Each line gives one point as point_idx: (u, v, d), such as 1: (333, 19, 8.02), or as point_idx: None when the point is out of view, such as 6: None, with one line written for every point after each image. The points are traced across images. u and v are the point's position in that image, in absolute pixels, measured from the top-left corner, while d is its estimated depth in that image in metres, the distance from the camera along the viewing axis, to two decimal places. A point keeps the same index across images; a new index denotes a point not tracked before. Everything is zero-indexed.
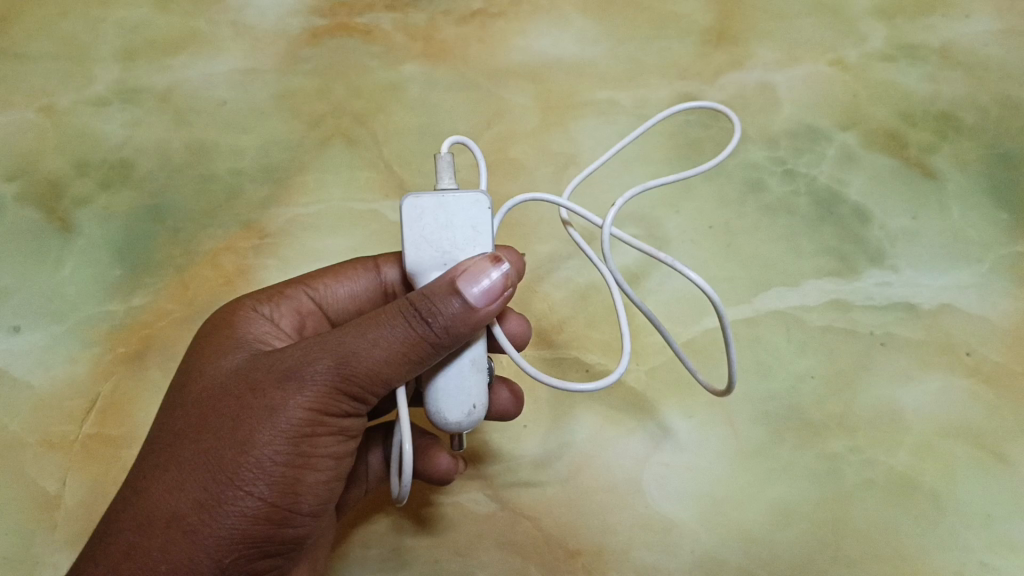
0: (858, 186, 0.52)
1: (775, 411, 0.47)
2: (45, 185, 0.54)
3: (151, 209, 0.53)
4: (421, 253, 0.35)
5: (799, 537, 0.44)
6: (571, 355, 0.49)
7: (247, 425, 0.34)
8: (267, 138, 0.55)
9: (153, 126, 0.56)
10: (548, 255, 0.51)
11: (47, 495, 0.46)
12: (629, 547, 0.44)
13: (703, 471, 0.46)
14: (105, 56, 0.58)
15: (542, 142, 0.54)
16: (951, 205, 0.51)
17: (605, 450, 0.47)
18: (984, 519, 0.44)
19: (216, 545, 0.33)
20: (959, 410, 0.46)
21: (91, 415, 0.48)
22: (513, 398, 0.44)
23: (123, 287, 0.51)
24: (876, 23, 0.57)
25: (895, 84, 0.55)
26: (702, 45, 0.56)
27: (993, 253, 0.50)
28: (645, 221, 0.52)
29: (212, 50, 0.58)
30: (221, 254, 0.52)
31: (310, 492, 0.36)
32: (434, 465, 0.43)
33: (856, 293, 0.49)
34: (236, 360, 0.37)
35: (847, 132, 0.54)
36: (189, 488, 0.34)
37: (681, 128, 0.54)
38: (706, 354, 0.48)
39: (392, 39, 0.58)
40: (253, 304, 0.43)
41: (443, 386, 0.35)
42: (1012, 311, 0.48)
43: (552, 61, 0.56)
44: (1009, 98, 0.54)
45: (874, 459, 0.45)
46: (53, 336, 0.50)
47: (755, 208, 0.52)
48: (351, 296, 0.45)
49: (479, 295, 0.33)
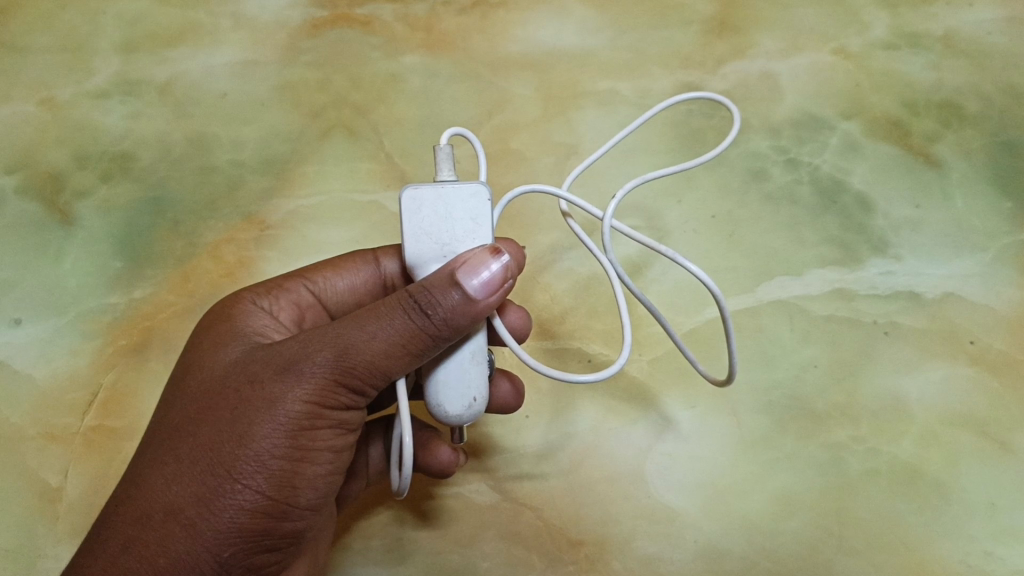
0: (860, 175, 0.52)
1: (777, 401, 0.46)
2: (46, 177, 0.54)
3: (150, 202, 0.53)
4: (420, 245, 0.35)
5: (801, 526, 0.44)
6: (572, 346, 0.49)
7: (246, 417, 0.34)
8: (267, 130, 0.55)
9: (153, 118, 0.56)
10: (549, 246, 0.51)
11: (48, 487, 0.46)
12: (631, 537, 0.44)
13: (705, 460, 0.46)
14: (104, 48, 0.58)
15: (543, 133, 0.54)
16: (954, 194, 0.51)
17: (606, 441, 0.46)
18: (987, 508, 0.44)
19: (215, 539, 0.33)
20: (962, 399, 0.46)
21: (92, 407, 0.48)
22: (513, 390, 0.44)
23: (124, 280, 0.51)
24: (877, 13, 0.57)
25: (898, 73, 0.55)
26: (704, 34, 0.56)
27: (996, 242, 0.49)
28: (647, 212, 0.51)
29: (211, 41, 0.58)
30: (222, 245, 0.52)
31: (309, 486, 0.36)
32: (434, 457, 0.42)
33: (858, 281, 0.49)
34: (236, 352, 0.37)
35: (850, 121, 0.53)
36: (188, 482, 0.34)
37: (683, 118, 0.54)
38: (707, 345, 0.48)
39: (393, 30, 0.57)
40: (252, 297, 0.42)
41: (443, 379, 0.35)
42: (1015, 300, 0.48)
43: (553, 51, 0.56)
44: (1012, 86, 0.54)
45: (877, 449, 0.45)
46: (54, 329, 0.50)
47: (757, 198, 0.51)
48: (351, 288, 0.45)
49: (479, 287, 0.33)
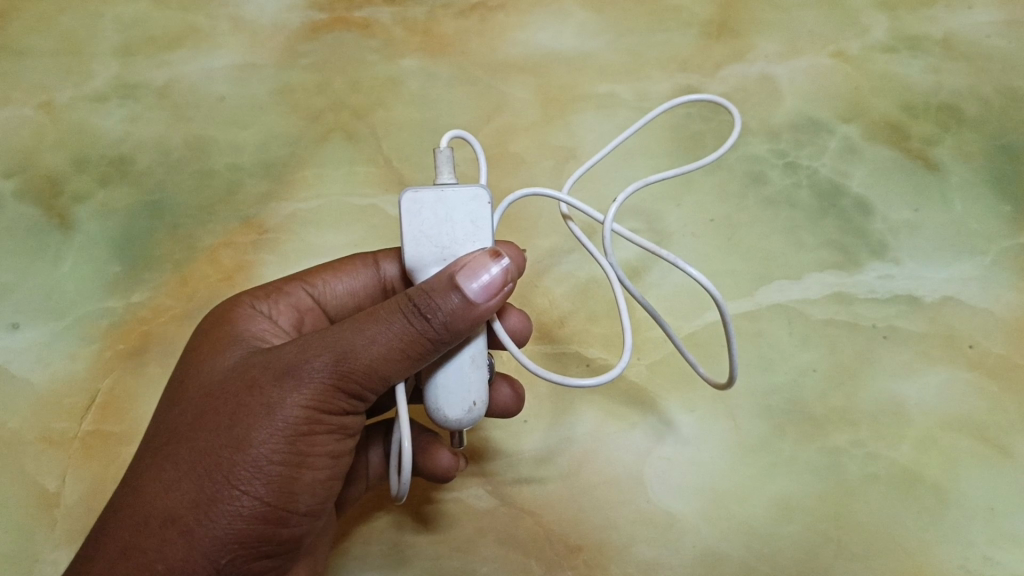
0: (859, 178, 0.52)
1: (776, 405, 0.46)
2: (44, 181, 0.54)
3: (149, 205, 0.53)
4: (420, 249, 0.35)
5: (800, 531, 0.44)
6: (571, 349, 0.49)
7: (243, 423, 0.34)
8: (266, 133, 0.55)
9: (152, 121, 0.56)
10: (549, 249, 0.51)
11: (47, 492, 0.46)
12: (630, 542, 0.44)
13: (704, 465, 0.45)
14: (102, 52, 0.58)
15: (542, 136, 0.54)
16: (954, 197, 0.51)
17: (605, 445, 0.46)
18: (987, 513, 0.44)
19: (212, 545, 0.33)
20: (962, 403, 0.46)
21: (90, 411, 0.48)
22: (514, 394, 0.44)
23: (123, 284, 0.51)
24: (877, 16, 0.57)
25: (897, 76, 0.55)
26: (703, 37, 0.56)
27: (995, 245, 0.49)
28: (646, 215, 0.51)
29: (210, 45, 0.58)
30: (220, 249, 0.52)
31: (307, 492, 0.36)
32: (434, 462, 0.42)
33: (857, 285, 0.49)
34: (234, 357, 0.37)
35: (849, 124, 0.53)
36: (185, 487, 0.33)
37: (682, 121, 0.54)
38: (707, 348, 0.48)
39: (392, 33, 0.57)
40: (250, 301, 0.42)
41: (443, 382, 0.35)
42: (1015, 303, 0.48)
43: (551, 54, 0.56)
44: (1012, 89, 0.54)
45: (876, 453, 0.45)
46: (53, 333, 0.50)
47: (756, 201, 0.51)
48: (350, 292, 0.45)
49: (478, 290, 0.33)
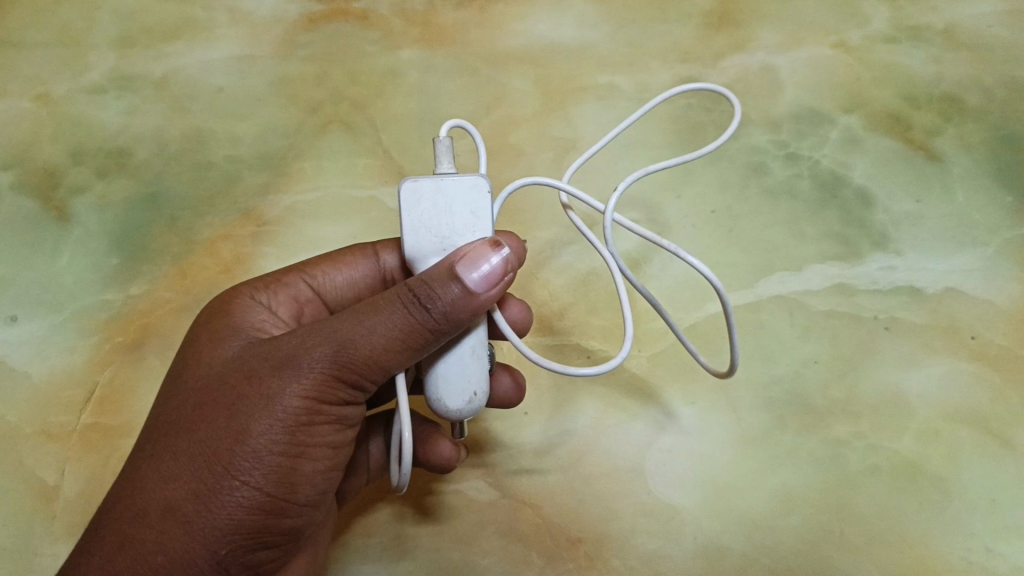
0: (861, 169, 0.52)
1: (778, 396, 0.46)
2: (42, 174, 0.54)
3: (148, 197, 0.53)
4: (420, 239, 0.35)
5: (803, 523, 0.44)
6: (572, 341, 0.48)
7: (243, 414, 0.34)
8: (265, 125, 0.54)
9: (150, 113, 0.55)
10: (548, 241, 0.51)
11: (46, 486, 0.46)
12: (630, 534, 0.44)
13: (706, 456, 0.45)
14: (99, 43, 0.58)
15: (542, 127, 0.54)
16: (955, 188, 0.51)
17: (605, 437, 0.46)
18: (989, 504, 0.43)
19: (212, 537, 0.33)
20: (963, 394, 0.46)
21: (89, 405, 0.47)
22: (514, 385, 0.43)
23: (121, 276, 0.51)
24: (878, 6, 0.57)
25: (899, 67, 0.55)
26: (704, 27, 0.56)
27: (997, 236, 0.49)
28: (647, 206, 0.51)
29: (207, 37, 0.57)
30: (220, 242, 0.51)
31: (307, 483, 0.35)
32: (435, 453, 0.42)
33: (858, 276, 0.48)
34: (233, 348, 0.37)
35: (850, 115, 0.53)
36: (184, 479, 0.33)
37: (682, 112, 0.54)
38: (709, 339, 0.48)
39: (391, 24, 0.57)
40: (250, 292, 0.42)
41: (443, 373, 0.35)
42: (1017, 294, 0.47)
43: (551, 45, 0.56)
44: (1014, 79, 0.54)
45: (878, 444, 0.45)
46: (51, 326, 0.49)
47: (757, 192, 0.51)
48: (350, 283, 0.45)
49: (478, 280, 0.32)
